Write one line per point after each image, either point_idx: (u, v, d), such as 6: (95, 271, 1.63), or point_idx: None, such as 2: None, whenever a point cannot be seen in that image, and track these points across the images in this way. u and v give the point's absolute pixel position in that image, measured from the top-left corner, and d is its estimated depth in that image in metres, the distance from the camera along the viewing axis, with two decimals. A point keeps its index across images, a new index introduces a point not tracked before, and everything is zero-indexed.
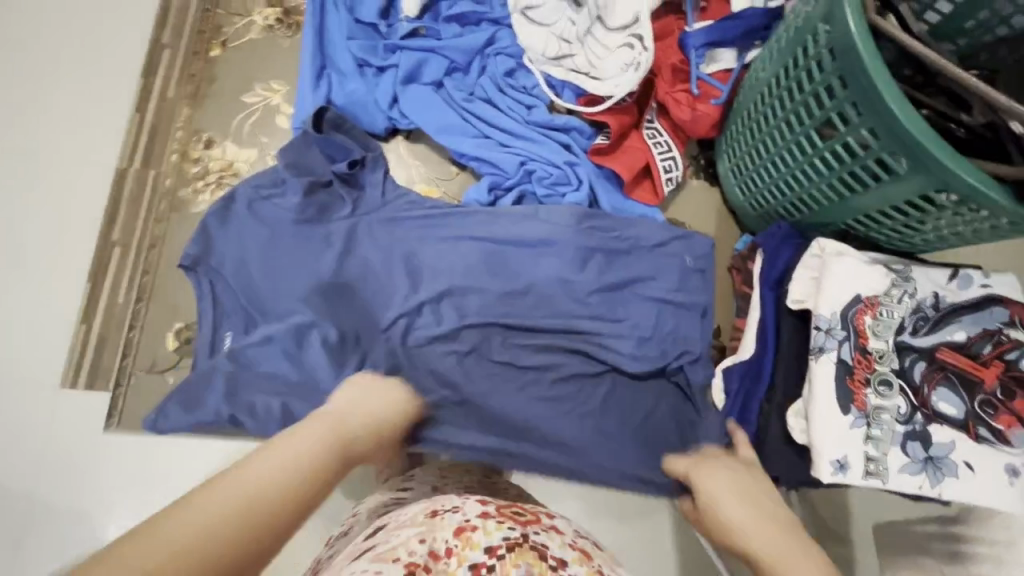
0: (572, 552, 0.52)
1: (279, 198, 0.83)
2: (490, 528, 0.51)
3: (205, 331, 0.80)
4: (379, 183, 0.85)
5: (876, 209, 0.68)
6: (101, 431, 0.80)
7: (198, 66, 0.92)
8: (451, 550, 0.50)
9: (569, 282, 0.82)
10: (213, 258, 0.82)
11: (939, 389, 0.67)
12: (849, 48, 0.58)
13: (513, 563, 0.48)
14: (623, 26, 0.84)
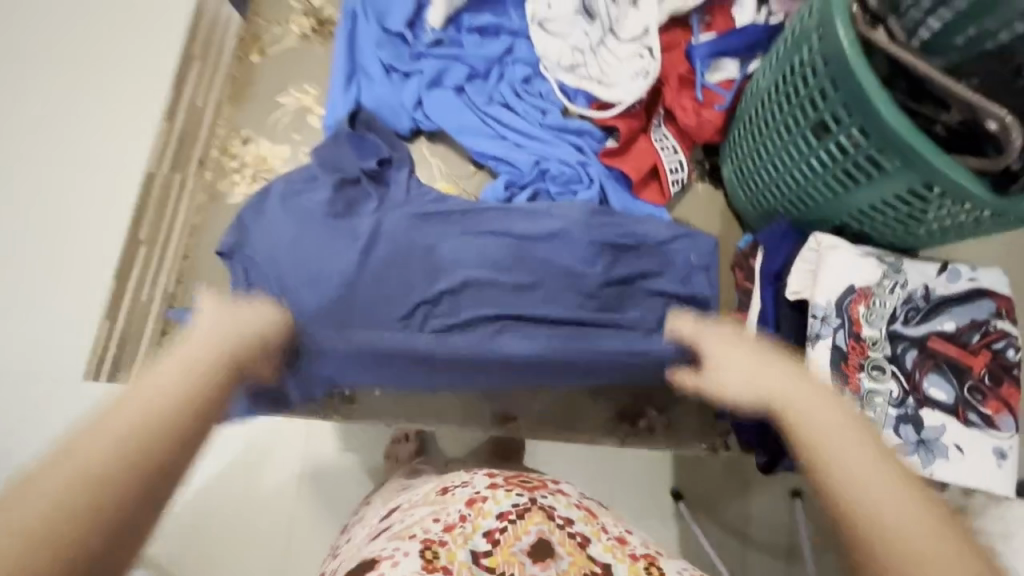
0: (580, 511, 0.61)
1: (310, 193, 0.88)
2: (499, 497, 0.59)
3: None
4: (404, 181, 0.91)
5: (869, 205, 0.73)
6: None
7: (238, 70, 0.99)
8: (466, 519, 0.57)
9: (579, 274, 0.87)
10: (248, 246, 0.87)
11: (930, 375, 0.71)
12: (840, 55, 0.63)
13: (523, 528, 0.56)
14: (634, 37, 0.91)
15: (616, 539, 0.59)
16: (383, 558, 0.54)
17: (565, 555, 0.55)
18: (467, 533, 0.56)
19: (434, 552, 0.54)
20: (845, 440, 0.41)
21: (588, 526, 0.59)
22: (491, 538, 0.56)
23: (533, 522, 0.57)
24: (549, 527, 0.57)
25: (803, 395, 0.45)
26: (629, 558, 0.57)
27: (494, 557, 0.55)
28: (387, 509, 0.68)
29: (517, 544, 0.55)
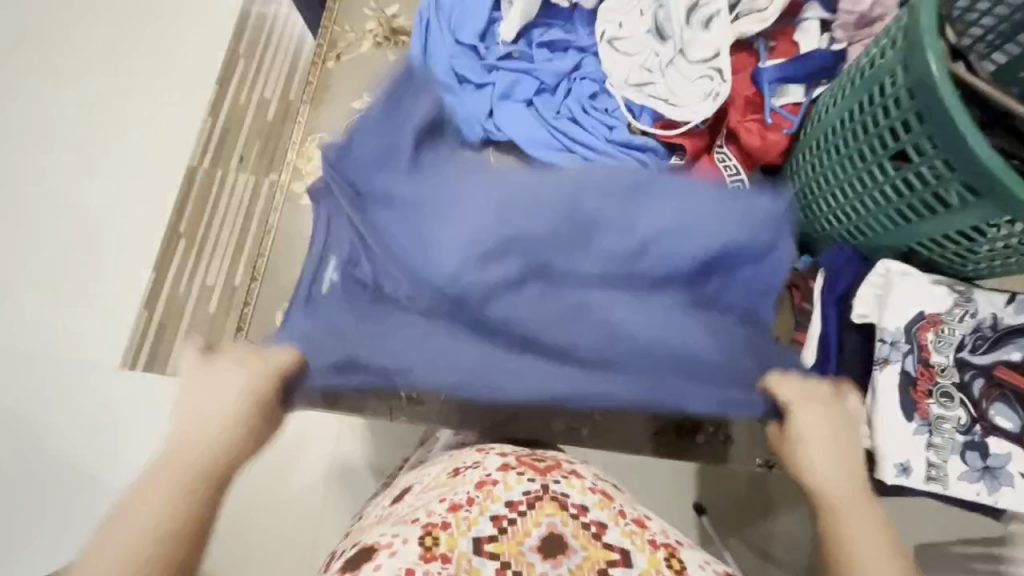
0: (593, 495, 0.63)
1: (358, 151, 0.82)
2: (510, 483, 0.63)
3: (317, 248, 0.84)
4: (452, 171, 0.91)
5: (942, 234, 0.75)
6: None
7: (316, 76, 1.02)
8: (473, 501, 0.61)
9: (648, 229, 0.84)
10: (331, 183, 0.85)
11: (996, 404, 0.72)
12: (930, 90, 0.65)
13: (534, 521, 0.59)
14: (703, 60, 0.92)
15: (634, 523, 0.61)
16: (381, 547, 0.56)
17: (578, 550, 0.58)
18: (471, 518, 0.59)
19: (434, 539, 0.57)
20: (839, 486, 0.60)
21: (604, 511, 0.61)
22: (499, 524, 0.59)
23: (544, 513, 0.60)
24: (560, 518, 0.60)
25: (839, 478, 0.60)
26: (647, 545, 0.59)
27: (501, 542, 0.58)
28: (399, 493, 0.70)
29: (527, 538, 0.58)
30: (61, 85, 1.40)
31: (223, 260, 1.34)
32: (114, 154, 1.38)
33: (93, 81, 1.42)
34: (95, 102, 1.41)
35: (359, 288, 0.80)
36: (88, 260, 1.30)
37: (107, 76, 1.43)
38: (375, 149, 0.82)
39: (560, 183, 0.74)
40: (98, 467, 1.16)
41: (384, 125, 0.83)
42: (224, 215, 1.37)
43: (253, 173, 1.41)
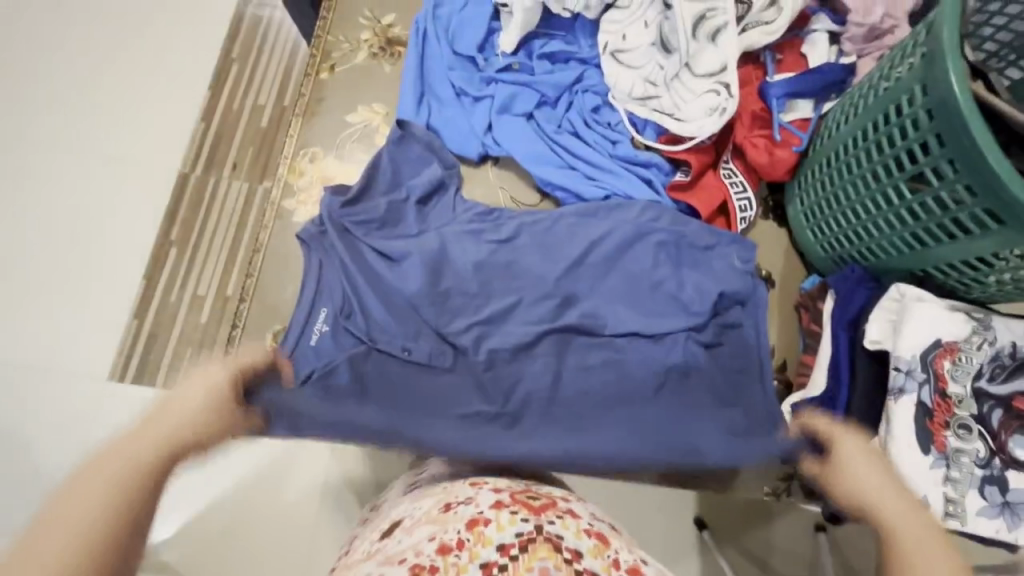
0: (590, 539, 0.57)
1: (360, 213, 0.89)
2: (502, 524, 0.56)
3: (307, 298, 0.86)
4: (451, 203, 0.92)
5: (960, 260, 0.72)
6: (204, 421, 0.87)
7: (309, 87, 0.99)
8: (463, 544, 0.56)
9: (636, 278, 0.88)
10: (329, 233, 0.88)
11: (1014, 436, 0.69)
12: (952, 111, 0.62)
13: (526, 566, 0.53)
14: (710, 73, 0.89)
15: (630, 573, 0.55)
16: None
17: None
18: (459, 565, 0.54)
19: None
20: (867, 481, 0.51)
21: (599, 560, 0.55)
22: (487, 571, 0.53)
23: (537, 557, 0.54)
24: (554, 562, 0.53)
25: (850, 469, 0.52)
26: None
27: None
28: (387, 525, 0.64)
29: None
30: (50, 88, 1.37)
31: (215, 270, 1.30)
32: (104, 162, 1.34)
33: (82, 85, 1.38)
34: (83, 105, 1.37)
35: (353, 340, 0.85)
36: (69, 269, 1.27)
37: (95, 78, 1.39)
38: (378, 218, 0.89)
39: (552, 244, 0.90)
40: None
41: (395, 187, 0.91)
42: (216, 222, 1.33)
43: (246, 180, 1.37)
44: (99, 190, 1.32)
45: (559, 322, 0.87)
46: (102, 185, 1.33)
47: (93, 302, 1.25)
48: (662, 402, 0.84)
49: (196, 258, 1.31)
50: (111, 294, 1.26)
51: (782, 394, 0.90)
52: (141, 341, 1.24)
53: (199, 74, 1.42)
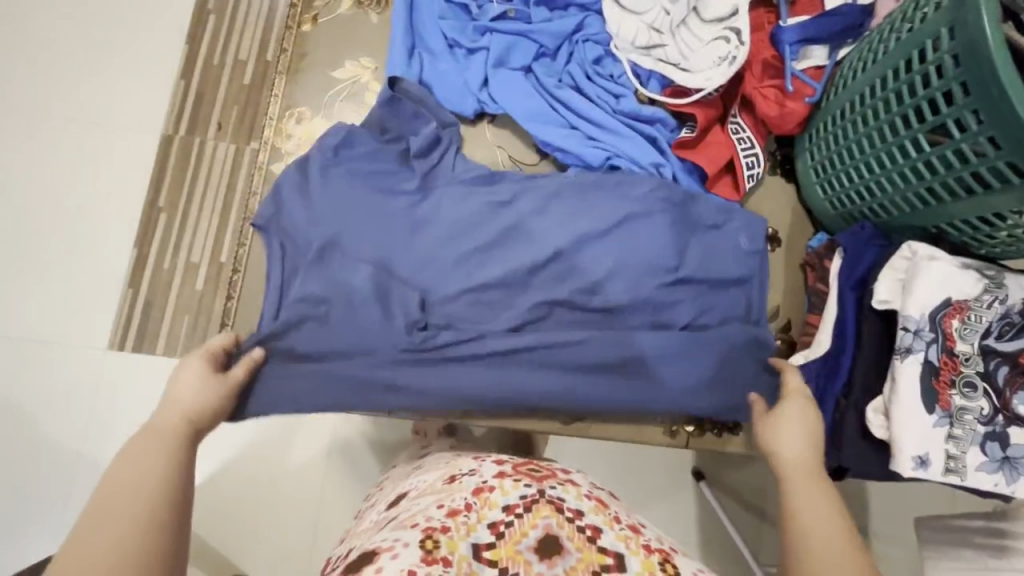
0: (590, 502, 0.60)
1: (296, 227, 0.85)
2: (507, 488, 0.59)
3: (274, 283, 0.84)
4: (450, 159, 0.88)
5: (977, 216, 0.69)
6: None
7: (291, 40, 0.91)
8: (471, 508, 0.58)
9: (647, 217, 0.86)
10: (284, 218, 0.85)
11: (1020, 393, 0.69)
12: (980, 57, 0.58)
13: (531, 523, 0.56)
14: (720, 18, 0.84)
15: (629, 528, 0.58)
16: (382, 550, 0.52)
17: (573, 551, 0.55)
18: (469, 524, 0.56)
19: (436, 541, 0.53)
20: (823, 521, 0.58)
21: (600, 517, 0.58)
22: (496, 530, 0.56)
23: (541, 516, 0.56)
24: (557, 520, 0.56)
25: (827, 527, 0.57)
26: (642, 550, 0.56)
27: (498, 551, 0.55)
28: (394, 498, 0.67)
29: (523, 539, 0.55)
30: (32, 53, 1.33)
31: (207, 237, 1.27)
32: (88, 126, 1.31)
33: (66, 52, 1.34)
34: (66, 72, 1.33)
35: (322, 308, 0.82)
36: (60, 239, 1.26)
37: (75, 42, 1.35)
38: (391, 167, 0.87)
39: (550, 200, 0.87)
40: (95, 444, 1.18)
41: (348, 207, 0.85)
42: (205, 184, 1.30)
43: (233, 141, 1.33)
44: (85, 156, 1.30)
45: (524, 314, 0.85)
46: (89, 152, 1.30)
47: (89, 270, 1.25)
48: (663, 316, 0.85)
49: (187, 223, 1.28)
50: (105, 262, 1.25)
51: (785, 353, 0.89)
52: (139, 306, 1.23)
53: (178, 32, 1.37)
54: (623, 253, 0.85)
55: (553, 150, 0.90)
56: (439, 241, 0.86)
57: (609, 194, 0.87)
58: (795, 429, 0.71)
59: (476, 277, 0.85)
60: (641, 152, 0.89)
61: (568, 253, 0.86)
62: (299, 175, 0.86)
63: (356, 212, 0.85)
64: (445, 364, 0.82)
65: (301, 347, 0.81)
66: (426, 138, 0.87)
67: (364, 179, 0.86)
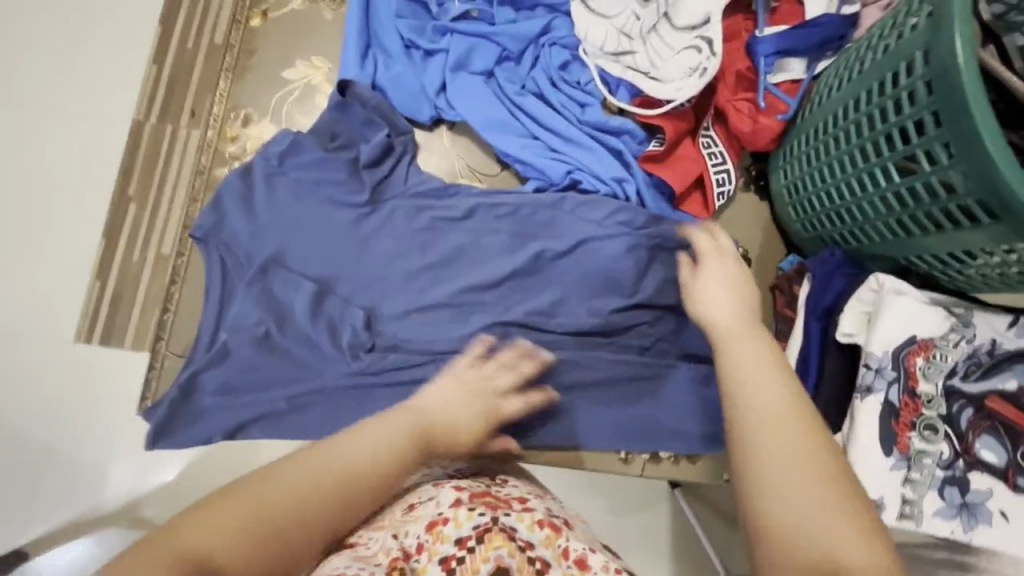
0: (544, 532, 0.49)
1: (236, 240, 0.81)
2: (461, 518, 0.48)
3: (213, 301, 0.80)
4: (403, 171, 0.84)
5: (947, 252, 0.65)
6: (148, 446, 0.78)
7: (239, 36, 0.86)
8: (422, 546, 0.47)
9: (604, 236, 0.83)
10: (225, 231, 0.81)
11: (983, 436, 0.65)
12: (952, 87, 0.54)
13: (483, 558, 0.46)
14: (691, 26, 0.79)
15: (576, 565, 0.47)
16: None
17: None
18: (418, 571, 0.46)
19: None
20: (776, 396, 0.48)
21: (553, 550, 0.48)
22: (447, 569, 0.45)
23: (493, 547, 0.46)
24: (510, 550, 0.46)
25: (779, 403, 0.47)
26: None
27: None
28: None
29: None
30: None
31: None
32: None
33: None
34: None
35: (259, 316, 0.79)
36: None
37: None
38: (339, 178, 0.82)
39: (505, 217, 0.84)
40: None
41: (299, 224, 0.81)
42: None
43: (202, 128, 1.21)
44: None
45: (475, 336, 0.81)
46: None
47: None
48: (620, 337, 0.83)
49: None
50: None
51: None
52: None
53: None
54: (577, 272, 0.83)
55: (514, 162, 0.85)
56: (389, 255, 0.82)
57: (571, 211, 0.84)
58: (711, 276, 0.62)
59: (428, 295, 0.81)
60: (605, 164, 0.85)
61: (524, 270, 0.83)
62: (242, 184, 0.82)
63: (306, 225, 0.81)
64: (388, 390, 0.79)
65: (243, 356, 0.79)
66: (376, 147, 0.82)
67: (312, 189, 0.82)
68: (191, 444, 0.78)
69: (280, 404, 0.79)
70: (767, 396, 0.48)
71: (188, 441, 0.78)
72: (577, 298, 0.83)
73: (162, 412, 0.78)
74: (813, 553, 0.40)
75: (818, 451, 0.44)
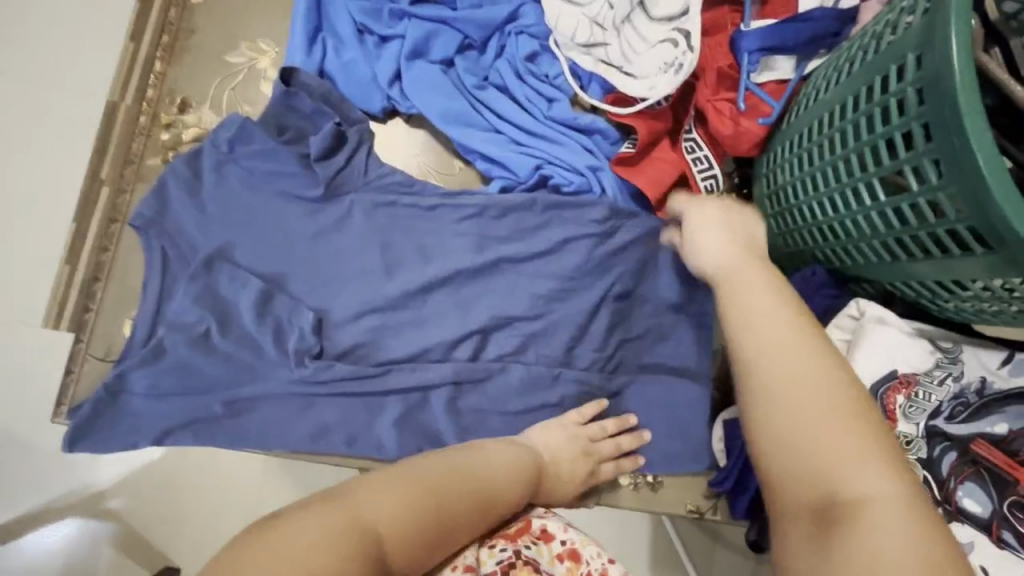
0: (563, 566, 0.51)
1: (174, 237, 0.75)
2: (482, 557, 0.50)
3: (149, 302, 0.73)
4: (362, 162, 0.77)
5: (934, 281, 0.58)
6: (66, 450, 0.71)
7: (175, 13, 0.85)
8: None
9: (572, 246, 0.76)
10: (170, 221, 0.75)
11: (965, 484, 0.59)
12: (943, 97, 0.47)
13: None
14: (669, 17, 0.72)
15: None
16: None
17: None
18: None
19: None
20: (774, 339, 0.49)
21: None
22: None
23: None
24: None
25: (777, 347, 0.48)
26: None
27: None
28: None
29: None
30: None
31: None
32: None
33: None
34: None
35: (196, 317, 0.73)
36: None
37: None
38: (284, 169, 0.76)
39: (462, 219, 0.77)
40: None
41: (241, 219, 0.75)
42: None
43: None
44: None
45: (422, 347, 0.74)
46: None
47: None
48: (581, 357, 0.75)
49: None
50: None
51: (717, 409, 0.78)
52: None
53: None
54: (538, 281, 0.76)
55: (476, 158, 0.79)
56: (335, 257, 0.76)
57: (542, 213, 0.77)
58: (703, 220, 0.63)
59: (375, 302, 0.75)
60: (574, 163, 0.78)
61: (479, 278, 0.76)
62: (189, 170, 0.76)
63: (255, 222, 0.75)
64: (330, 402, 0.73)
65: (171, 362, 0.72)
66: (327, 137, 0.75)
67: (263, 182, 0.76)
68: (114, 448, 0.71)
69: (216, 408, 0.71)
70: (766, 342, 0.49)
71: (110, 446, 0.71)
72: (535, 312, 0.75)
73: (86, 412, 0.71)
74: (808, 489, 0.43)
75: (822, 388, 0.45)
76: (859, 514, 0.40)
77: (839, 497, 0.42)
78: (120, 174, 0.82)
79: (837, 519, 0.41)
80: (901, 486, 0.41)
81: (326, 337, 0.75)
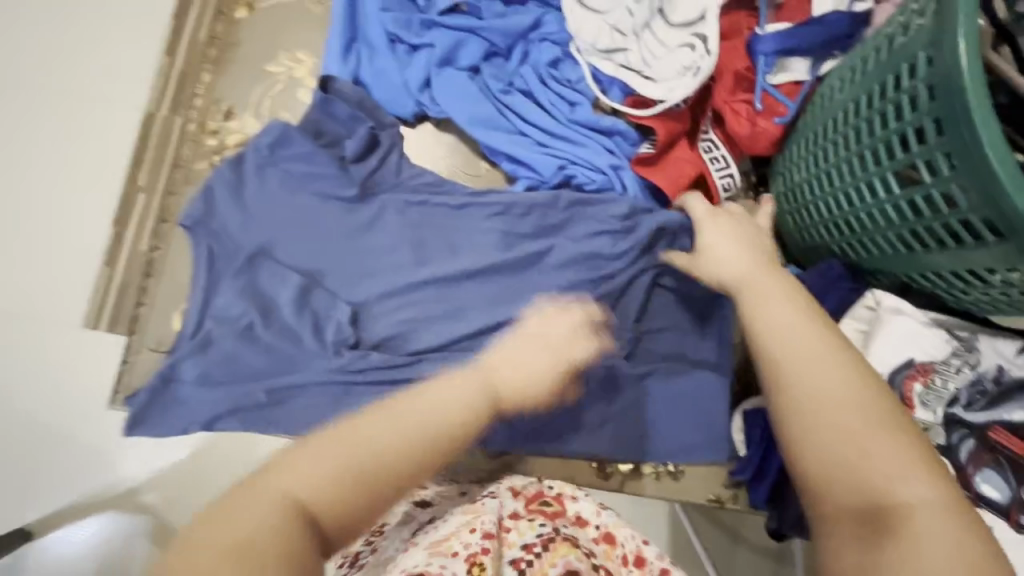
0: (600, 549, 0.53)
1: (219, 234, 0.80)
2: (523, 529, 0.53)
3: (197, 296, 0.78)
4: (395, 164, 0.82)
5: (947, 270, 0.60)
6: (126, 432, 0.76)
7: (221, 29, 0.92)
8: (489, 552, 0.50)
9: (594, 241, 0.79)
10: (215, 221, 0.80)
11: (983, 470, 0.60)
12: (953, 93, 0.49)
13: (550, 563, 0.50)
14: (687, 23, 0.76)
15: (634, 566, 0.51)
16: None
17: None
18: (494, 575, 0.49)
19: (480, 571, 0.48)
20: (805, 349, 0.51)
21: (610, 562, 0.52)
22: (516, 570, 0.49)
23: (560, 555, 0.50)
24: (577, 556, 0.50)
25: (810, 357, 0.50)
26: None
27: None
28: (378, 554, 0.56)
29: None
30: None
31: None
32: None
33: None
34: None
35: (240, 309, 0.78)
36: None
37: None
38: (319, 171, 0.80)
39: (490, 217, 0.81)
40: None
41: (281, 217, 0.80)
42: None
43: None
44: None
45: (450, 338, 0.77)
46: None
47: None
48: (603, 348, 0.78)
49: None
50: None
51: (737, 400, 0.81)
52: None
53: None
54: (563, 276, 0.79)
55: (500, 159, 0.83)
56: (368, 252, 0.80)
57: (564, 210, 0.80)
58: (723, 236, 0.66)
59: (406, 295, 0.79)
60: (596, 163, 0.81)
61: (506, 272, 0.79)
62: (232, 173, 0.81)
63: (293, 219, 0.80)
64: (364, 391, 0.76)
65: (218, 351, 0.77)
66: (362, 140, 0.80)
67: (302, 182, 0.80)
68: (170, 432, 0.76)
69: (258, 396, 0.75)
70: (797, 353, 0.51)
71: (167, 429, 0.76)
72: None
73: (143, 398, 0.76)
74: (852, 495, 0.44)
75: (856, 397, 0.47)
76: (907, 521, 0.42)
77: (886, 503, 0.43)
78: (169, 178, 0.88)
79: (885, 525, 0.43)
80: (938, 489, 0.43)
81: (360, 329, 0.79)
